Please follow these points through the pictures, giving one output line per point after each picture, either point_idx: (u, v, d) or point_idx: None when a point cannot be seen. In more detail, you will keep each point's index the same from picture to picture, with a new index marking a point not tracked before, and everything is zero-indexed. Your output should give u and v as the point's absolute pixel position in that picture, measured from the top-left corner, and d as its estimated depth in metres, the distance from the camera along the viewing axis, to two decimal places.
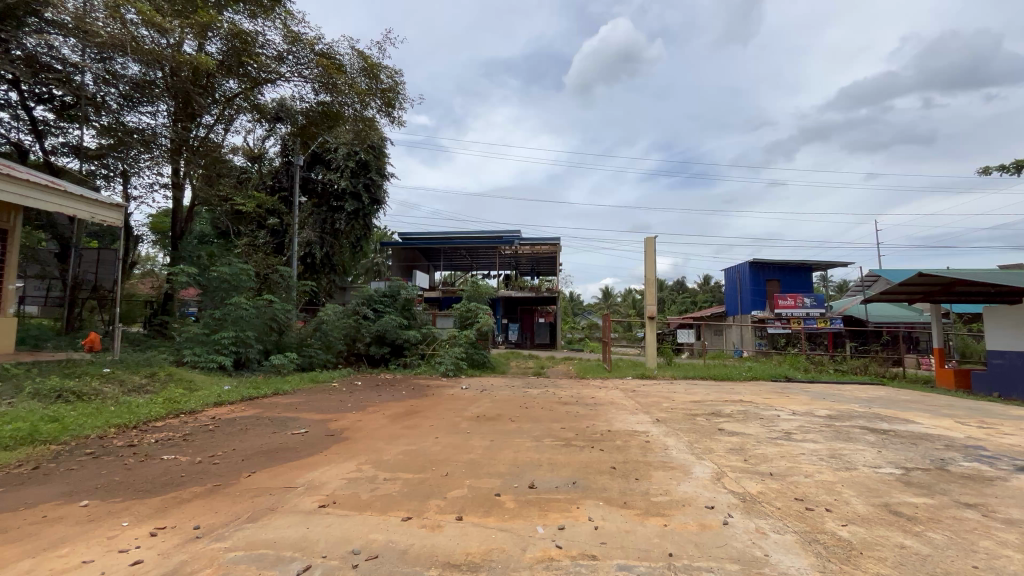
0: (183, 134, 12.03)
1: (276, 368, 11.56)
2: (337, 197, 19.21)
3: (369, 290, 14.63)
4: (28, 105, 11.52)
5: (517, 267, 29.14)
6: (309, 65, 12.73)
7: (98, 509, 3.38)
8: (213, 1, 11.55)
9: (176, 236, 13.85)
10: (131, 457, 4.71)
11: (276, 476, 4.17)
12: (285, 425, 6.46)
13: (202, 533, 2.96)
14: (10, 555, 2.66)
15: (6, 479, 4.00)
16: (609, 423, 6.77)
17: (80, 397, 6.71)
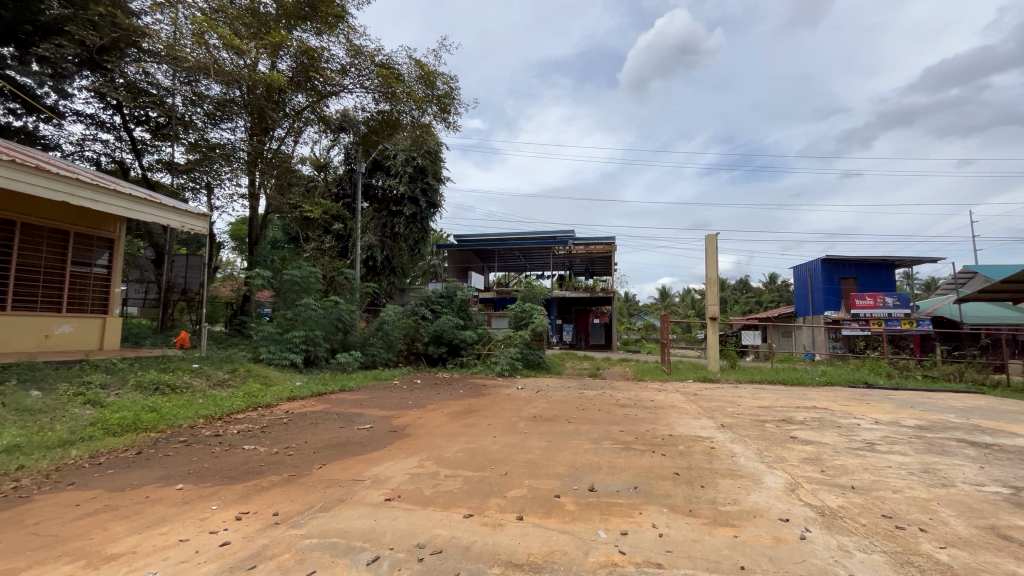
0: (258, 147, 12.95)
1: (342, 366, 12.14)
2: (396, 202, 19.93)
3: (427, 291, 15.10)
4: (129, 127, 12.85)
5: (571, 267, 28.90)
6: (370, 76, 13.33)
7: (192, 492, 3.70)
8: (283, 22, 12.39)
9: (253, 242, 14.94)
10: (217, 446, 5.12)
11: (345, 468, 4.38)
12: (352, 420, 6.79)
13: (281, 519, 3.15)
14: (121, 531, 2.96)
15: (116, 461, 4.48)
16: (670, 427, 6.55)
17: (173, 389, 7.39)
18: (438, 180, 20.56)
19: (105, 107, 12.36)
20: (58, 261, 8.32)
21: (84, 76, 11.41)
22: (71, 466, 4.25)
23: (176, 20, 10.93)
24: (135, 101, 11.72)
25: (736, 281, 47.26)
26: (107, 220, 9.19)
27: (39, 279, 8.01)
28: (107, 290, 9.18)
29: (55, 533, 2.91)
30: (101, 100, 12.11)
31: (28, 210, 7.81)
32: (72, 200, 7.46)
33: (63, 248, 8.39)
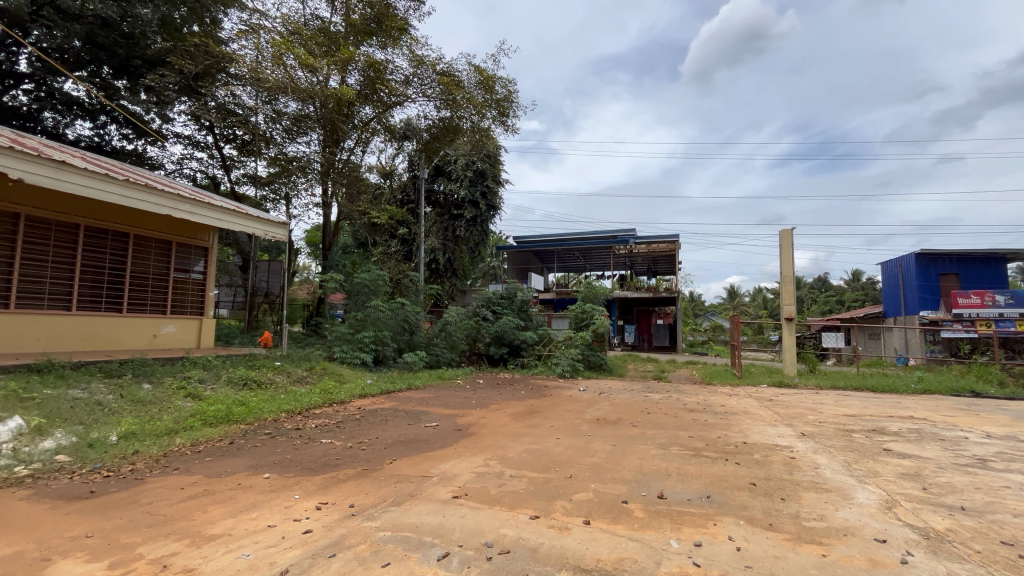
0: (330, 158, 13.74)
1: (408, 365, 12.61)
2: (458, 206, 20.41)
3: (488, 292, 15.34)
4: (220, 145, 14.11)
5: (632, 267, 28.19)
6: (432, 85, 13.75)
7: (277, 481, 3.98)
8: (352, 38, 13.09)
9: (326, 248, 15.87)
10: (298, 438, 5.48)
11: (413, 465, 4.52)
12: (419, 418, 7.02)
13: (356, 511, 3.31)
14: (218, 514, 3.24)
15: (212, 450, 4.91)
16: (744, 434, 6.18)
17: (259, 385, 8.01)
18: (497, 183, 20.86)
19: (199, 128, 13.65)
20: (164, 267, 9.29)
21: (182, 101, 12.67)
22: (176, 452, 4.73)
23: (259, 45, 11.88)
24: (225, 121, 12.85)
25: (815, 279, 43.85)
26: (202, 231, 10.11)
27: (148, 284, 9.01)
28: (203, 294, 10.09)
29: (164, 513, 3.24)
30: (196, 122, 13.39)
31: (139, 222, 8.81)
32: (175, 213, 8.33)
33: (166, 257, 9.35)
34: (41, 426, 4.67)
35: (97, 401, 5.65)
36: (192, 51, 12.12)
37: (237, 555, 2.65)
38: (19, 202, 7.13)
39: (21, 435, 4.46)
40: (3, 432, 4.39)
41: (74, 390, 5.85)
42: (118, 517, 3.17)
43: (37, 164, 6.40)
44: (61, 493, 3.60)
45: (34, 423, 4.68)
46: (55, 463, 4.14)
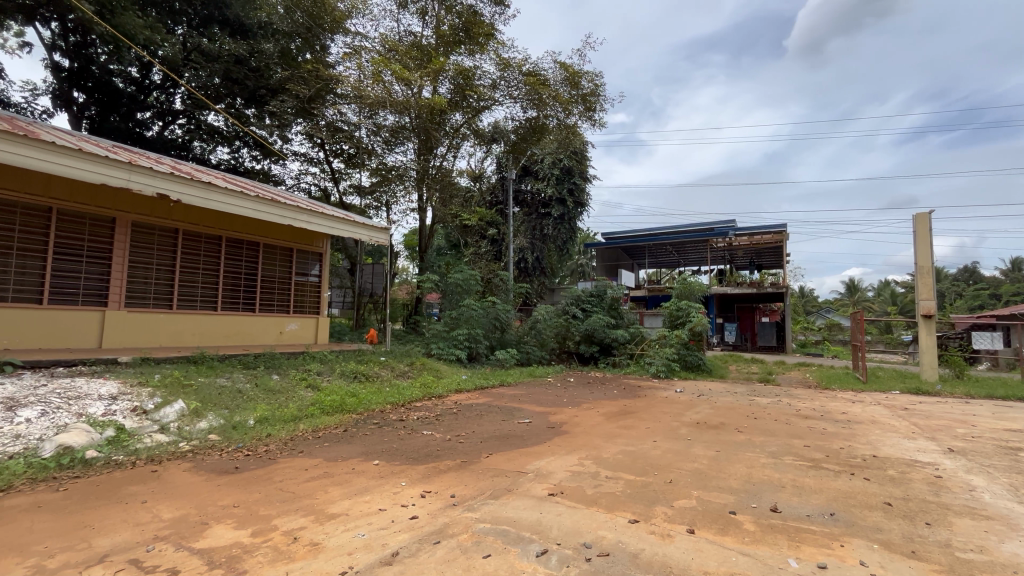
0: (425, 165, 14.41)
1: (500, 362, 12.91)
2: (545, 204, 20.49)
3: (577, 291, 15.18)
4: (330, 159, 15.52)
5: (732, 261, 26.34)
6: (518, 86, 13.99)
7: (385, 468, 4.29)
8: (442, 49, 13.72)
9: (422, 251, 16.77)
10: (402, 429, 5.86)
11: (509, 460, 4.61)
12: (512, 414, 7.14)
13: (457, 501, 3.45)
14: (337, 494, 3.57)
15: (330, 436, 5.43)
16: (873, 447, 5.46)
17: (367, 377, 8.73)
18: (584, 180, 20.63)
19: (313, 146, 15.12)
20: (288, 272, 10.43)
21: (298, 122, 14.12)
22: (301, 437, 5.29)
23: (360, 65, 12.83)
24: (333, 138, 14.07)
25: (959, 269, 37.69)
26: (317, 238, 11.18)
27: (275, 287, 10.18)
28: (318, 295, 11.15)
29: (293, 491, 3.64)
30: (310, 141, 14.85)
31: (268, 233, 9.98)
32: (296, 223, 9.33)
33: (289, 263, 10.49)
34: (197, 409, 5.49)
35: (238, 389, 6.50)
36: (305, 77, 13.44)
37: (354, 534, 2.89)
38: (177, 219, 8.43)
39: (184, 416, 5.29)
40: (170, 413, 5.23)
41: (220, 378, 6.82)
42: (257, 491, 3.62)
43: (190, 186, 7.54)
44: (214, 467, 4.19)
45: (192, 406, 5.51)
46: (209, 441, 4.85)
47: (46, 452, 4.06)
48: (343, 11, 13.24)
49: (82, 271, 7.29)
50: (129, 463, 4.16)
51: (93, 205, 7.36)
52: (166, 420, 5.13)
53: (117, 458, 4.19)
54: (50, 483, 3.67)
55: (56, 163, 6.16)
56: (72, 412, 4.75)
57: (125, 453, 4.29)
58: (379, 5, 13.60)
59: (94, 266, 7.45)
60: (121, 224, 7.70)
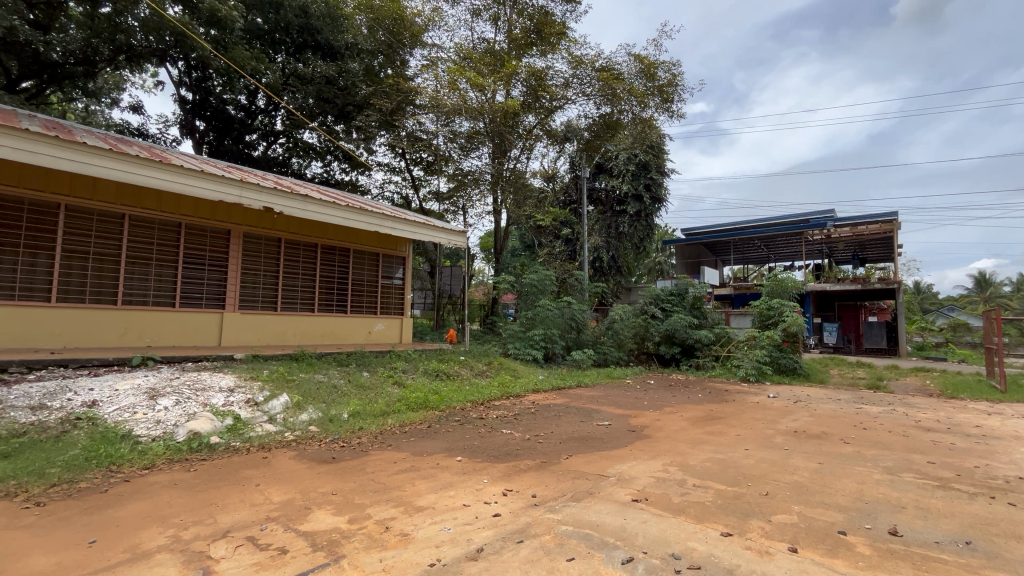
0: (500, 168, 14.65)
1: (577, 363, 12.75)
2: (620, 201, 19.99)
3: (656, 290, 14.63)
4: (410, 167, 16.30)
5: (831, 255, 24.03)
6: (591, 82, 13.86)
7: (468, 464, 4.41)
8: (515, 53, 13.93)
9: (497, 252, 17.05)
10: (483, 427, 5.99)
11: (589, 462, 4.53)
12: (591, 416, 7.02)
13: (538, 501, 3.46)
14: (423, 488, 3.73)
15: (416, 431, 5.68)
16: (1018, 467, 4.67)
17: (449, 376, 9.05)
18: (662, 174, 19.85)
19: (395, 156, 15.96)
20: (375, 276, 11.10)
21: (381, 134, 14.96)
22: (389, 431, 5.59)
23: (437, 76, 13.31)
24: (413, 147, 14.70)
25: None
26: (400, 243, 11.77)
27: (364, 290, 10.88)
28: (402, 297, 11.73)
29: (383, 482, 3.85)
30: (392, 151, 15.69)
31: (356, 240, 10.69)
32: (382, 229, 9.89)
33: (376, 267, 11.15)
34: (299, 402, 6.00)
35: (333, 384, 7.03)
36: (388, 91, 14.17)
37: (440, 527, 2.99)
38: (279, 229, 9.29)
39: (288, 408, 5.80)
40: (277, 406, 5.77)
41: (318, 374, 7.41)
42: (352, 481, 3.88)
43: (290, 199, 8.27)
44: (314, 456, 4.56)
45: (295, 399, 6.03)
46: (310, 432, 5.28)
47: (179, 436, 4.64)
48: (421, 25, 13.83)
49: (204, 278, 8.29)
50: (245, 449, 4.65)
51: (211, 219, 8.33)
52: (274, 411, 5.66)
53: (235, 445, 4.69)
54: (183, 463, 4.21)
55: (182, 184, 7.05)
56: (199, 401, 5.41)
57: (240, 440, 4.79)
58: (454, 15, 14.04)
59: (213, 274, 8.42)
60: (234, 235, 8.62)
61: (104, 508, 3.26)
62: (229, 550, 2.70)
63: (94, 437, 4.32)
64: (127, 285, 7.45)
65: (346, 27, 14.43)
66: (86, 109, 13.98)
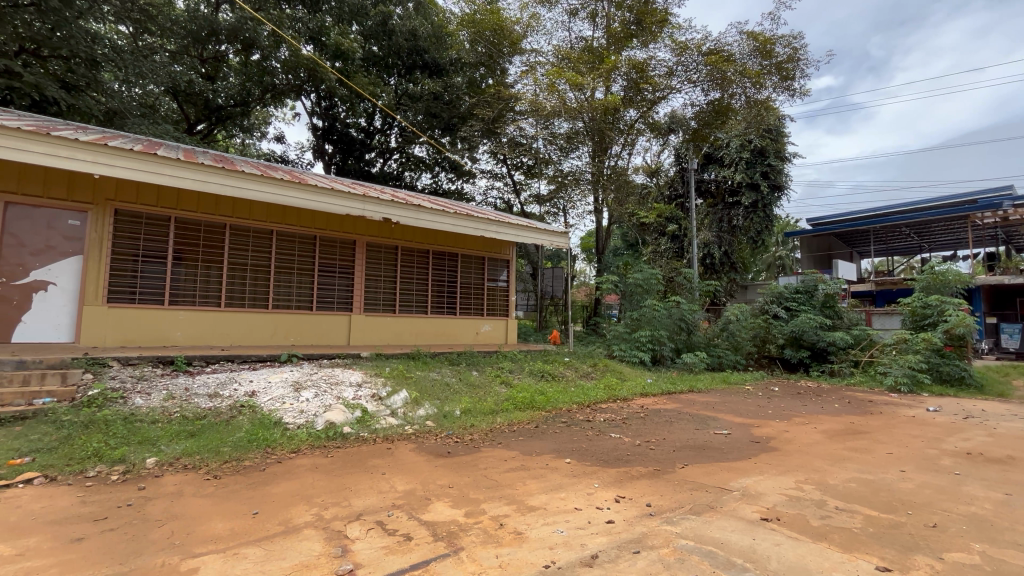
0: (600, 166, 14.36)
1: (688, 366, 12.00)
2: (733, 192, 18.47)
3: (777, 287, 13.34)
4: (511, 172, 16.66)
5: (1009, 242, 19.85)
6: (698, 67, 13.11)
7: (577, 467, 4.36)
8: (615, 47, 13.62)
9: (599, 252, 16.71)
10: (590, 430, 5.89)
11: (709, 474, 4.22)
12: (707, 423, 6.55)
13: (654, 512, 3.30)
14: (534, 488, 3.76)
15: (523, 431, 5.77)
16: None
17: (553, 377, 9.05)
18: (783, 160, 17.97)
19: (497, 162, 16.44)
20: (481, 279, 11.52)
21: (484, 142, 15.49)
22: (498, 429, 5.75)
23: (536, 80, 13.38)
24: (514, 152, 14.88)
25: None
26: (504, 246, 12.07)
27: (472, 292, 11.35)
28: (507, 299, 12.00)
29: (495, 479, 3.97)
30: (494, 158, 16.17)
31: (463, 245, 11.20)
32: (487, 233, 10.24)
33: (482, 270, 11.56)
34: (416, 398, 6.43)
35: (447, 382, 7.43)
36: (489, 100, 14.66)
37: (553, 529, 2.99)
38: (397, 238, 10.07)
39: (407, 403, 6.26)
40: (398, 401, 6.25)
41: (433, 372, 7.89)
42: (466, 475, 4.06)
43: (404, 209, 8.92)
44: (431, 450, 4.84)
45: (413, 395, 6.49)
46: (426, 426, 5.63)
47: (318, 425, 5.23)
48: (520, 33, 14.08)
49: (336, 284, 9.27)
50: (372, 439, 5.10)
51: (340, 231, 9.29)
52: (395, 406, 6.14)
53: (363, 435, 5.17)
54: (322, 449, 4.73)
55: (317, 201, 7.96)
56: (334, 394, 6.06)
57: (368, 431, 5.27)
58: (552, 18, 14.10)
59: (343, 280, 9.38)
60: (358, 245, 9.53)
61: (263, 484, 3.79)
62: (362, 531, 2.97)
63: (254, 422, 5.05)
64: (276, 291, 8.59)
65: (450, 44, 15.27)
66: (243, 143, 16.44)
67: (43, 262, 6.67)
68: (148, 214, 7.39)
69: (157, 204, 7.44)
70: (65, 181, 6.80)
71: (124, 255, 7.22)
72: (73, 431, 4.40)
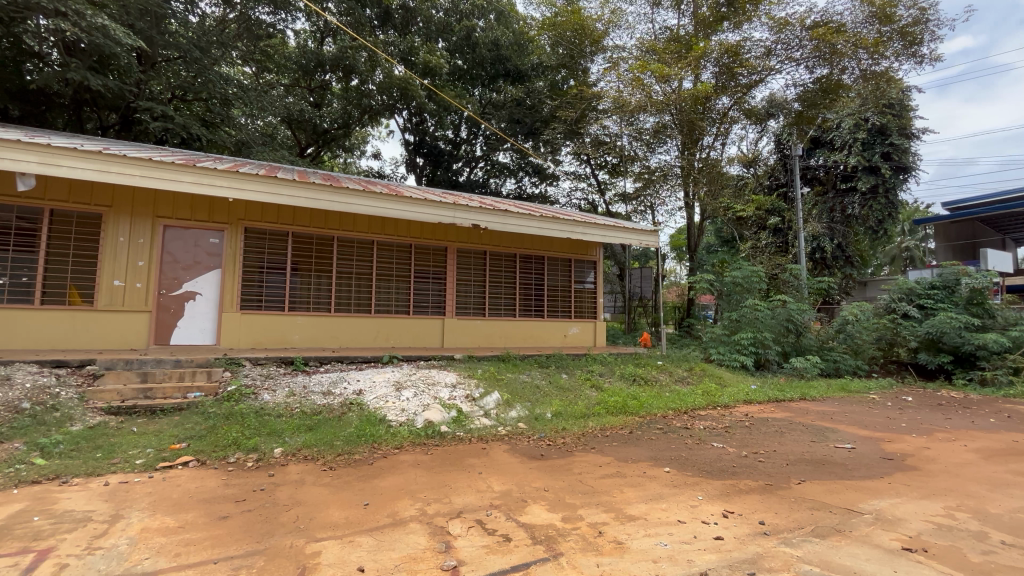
0: (691, 159, 13.59)
1: (799, 371, 10.89)
2: (847, 177, 16.52)
3: (907, 282, 11.73)
4: (595, 172, 16.37)
5: None
6: (801, 44, 11.96)
7: (678, 477, 4.13)
8: (704, 33, 12.89)
9: (692, 250, 15.82)
10: (689, 438, 5.58)
11: (832, 492, 3.78)
12: (825, 435, 5.89)
13: (769, 531, 3.02)
14: (632, 496, 3.63)
15: (617, 436, 5.61)
16: None
17: (646, 381, 8.71)
18: (909, 137, 15.74)
19: (580, 163, 16.27)
20: (568, 280, 11.45)
21: (566, 144, 15.40)
22: (591, 433, 5.65)
23: (619, 76, 12.99)
24: (598, 151, 14.63)
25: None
26: (591, 247, 11.89)
27: (559, 294, 11.32)
28: (595, 301, 11.77)
29: (591, 484, 3.89)
30: (578, 159, 16.02)
31: (549, 248, 11.22)
32: (574, 235, 10.18)
33: (569, 272, 11.49)
34: (508, 400, 6.53)
35: (537, 384, 7.46)
36: (571, 101, 14.51)
37: (656, 541, 2.86)
38: (484, 244, 10.36)
39: (499, 405, 6.38)
40: (490, 402, 6.39)
41: (523, 374, 7.98)
42: (562, 480, 4.02)
43: (492, 215, 9.14)
44: (524, 452, 4.88)
45: (504, 397, 6.60)
46: (518, 428, 5.69)
47: (418, 423, 5.52)
48: (602, 30, 13.81)
49: (430, 289, 9.75)
50: (467, 439, 5.27)
51: (433, 239, 9.77)
52: (488, 407, 6.29)
53: (460, 434, 5.36)
54: (422, 446, 4.97)
55: (412, 211, 8.43)
56: (431, 394, 6.36)
57: (463, 431, 5.45)
58: (634, 11, 13.67)
59: (436, 285, 9.84)
60: (449, 252, 9.94)
61: (373, 477, 4.07)
62: (463, 529, 3.06)
63: (362, 419, 5.45)
64: (377, 296, 9.23)
65: (531, 49, 15.46)
66: (345, 162, 17.94)
67: (192, 275, 7.77)
68: (271, 231, 8.33)
69: (278, 221, 8.35)
70: (206, 205, 7.87)
71: (253, 267, 8.19)
72: (217, 422, 5.06)
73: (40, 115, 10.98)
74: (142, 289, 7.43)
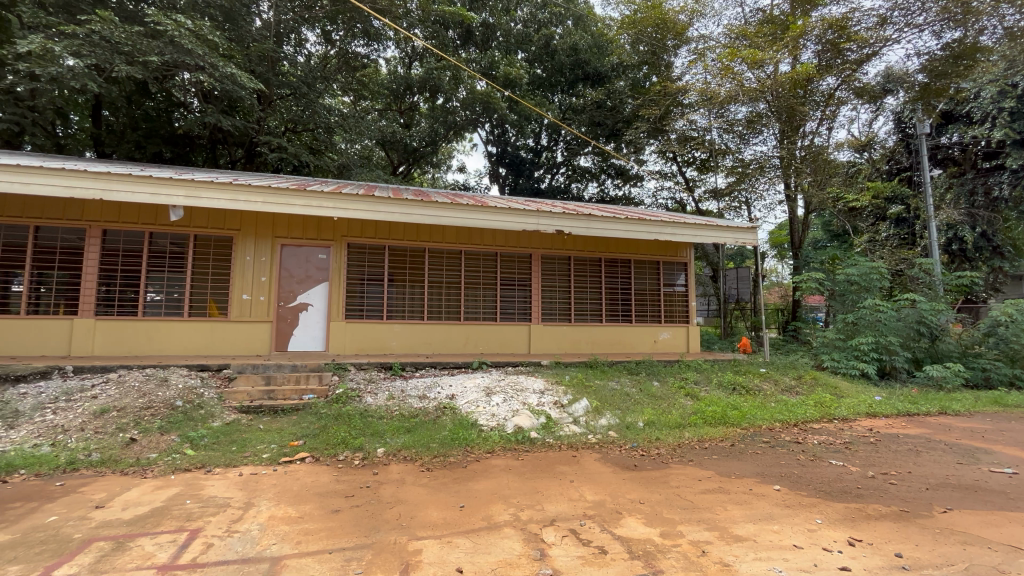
0: (792, 148, 12.40)
1: (936, 381, 9.41)
2: (991, 154, 14.18)
3: None
4: (683, 169, 15.61)
5: None
6: (925, 9, 10.51)
7: (791, 497, 3.76)
8: (803, 11, 11.81)
9: (796, 247, 14.44)
10: (802, 454, 5.05)
11: (991, 525, 3.21)
12: (975, 457, 5.03)
13: (908, 565, 2.64)
14: (738, 515, 3.36)
15: (718, 449, 5.26)
16: None
17: (747, 390, 8.07)
18: None
19: (666, 161, 15.64)
20: (657, 283, 10.99)
21: (650, 143, 14.85)
22: (688, 445, 5.35)
23: (707, 67, 12.33)
24: (684, 148, 13.78)
25: None
26: (681, 248, 11.33)
27: (647, 298, 10.91)
28: (687, 304, 11.19)
29: (691, 500, 3.67)
30: (663, 157, 15.40)
31: (636, 250, 10.87)
32: (661, 236, 9.77)
33: (657, 275, 11.04)
34: (597, 407, 6.40)
35: (627, 392, 7.23)
36: (655, 99, 13.92)
37: (769, 566, 2.62)
38: (568, 249, 10.31)
39: (588, 412, 6.27)
40: (579, 409, 6.31)
41: (612, 381, 7.77)
42: (658, 492, 3.85)
43: (575, 220, 9.07)
44: (617, 461, 4.74)
45: (593, 404, 6.49)
46: (609, 436, 5.55)
47: (509, 428, 5.60)
48: (685, 22, 13.16)
49: (516, 295, 9.90)
50: (557, 446, 5.24)
51: (517, 247, 9.93)
52: (577, 414, 6.21)
53: (549, 441, 5.35)
54: (513, 452, 5.04)
55: (496, 221, 8.63)
56: (520, 400, 6.43)
57: (553, 437, 5.43)
58: None
59: (522, 291, 9.97)
60: (533, 258, 10.03)
61: (466, 480, 4.19)
62: (557, 537, 3.04)
63: (455, 422, 5.66)
64: (466, 304, 9.56)
65: (610, 50, 15.16)
66: (433, 177, 18.87)
67: (305, 288, 8.62)
68: (369, 245, 8.99)
69: (375, 236, 9.00)
70: (315, 225, 8.70)
71: (354, 279, 8.88)
72: (327, 422, 5.54)
73: (185, 155, 12.82)
74: (265, 302, 8.38)
